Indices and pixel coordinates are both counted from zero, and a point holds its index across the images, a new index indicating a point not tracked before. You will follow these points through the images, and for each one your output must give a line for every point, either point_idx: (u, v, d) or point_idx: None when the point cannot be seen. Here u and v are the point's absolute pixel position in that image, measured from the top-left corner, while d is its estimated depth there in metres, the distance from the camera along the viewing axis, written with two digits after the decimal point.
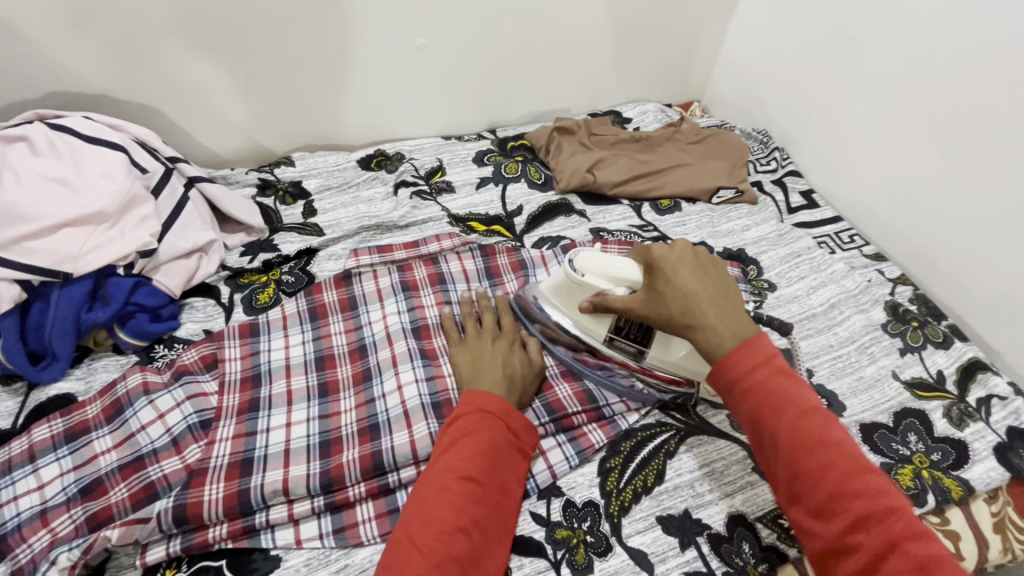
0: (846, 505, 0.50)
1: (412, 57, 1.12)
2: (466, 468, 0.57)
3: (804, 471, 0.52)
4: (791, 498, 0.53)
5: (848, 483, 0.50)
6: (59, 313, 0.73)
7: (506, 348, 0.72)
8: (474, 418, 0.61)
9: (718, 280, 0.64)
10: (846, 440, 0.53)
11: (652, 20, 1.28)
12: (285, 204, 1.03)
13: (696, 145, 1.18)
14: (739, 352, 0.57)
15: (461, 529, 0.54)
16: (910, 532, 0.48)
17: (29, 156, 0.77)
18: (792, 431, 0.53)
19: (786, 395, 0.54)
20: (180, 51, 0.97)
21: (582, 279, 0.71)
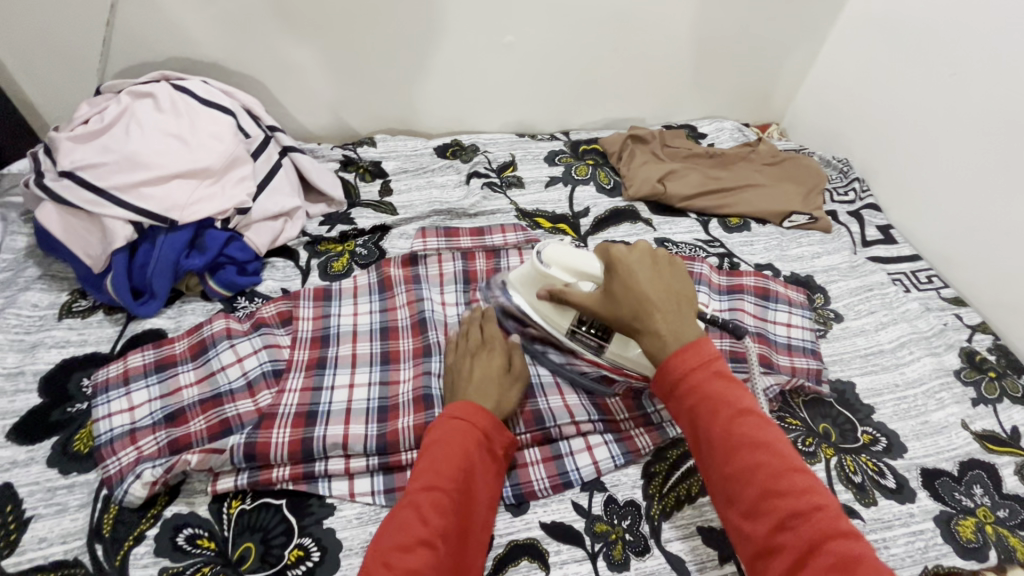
0: (775, 505, 0.48)
1: (498, 53, 1.16)
2: (429, 479, 0.55)
3: (734, 471, 0.51)
4: (727, 500, 0.51)
5: (778, 482, 0.49)
6: (162, 254, 0.80)
7: (485, 358, 0.70)
8: (447, 426, 0.60)
9: (675, 284, 0.62)
10: (779, 442, 0.52)
11: (738, 38, 1.27)
12: (364, 181, 1.09)
13: (771, 167, 1.17)
14: (681, 351, 0.56)
15: (426, 542, 0.51)
16: (833, 531, 0.46)
17: (152, 111, 0.85)
18: (724, 431, 0.52)
19: (723, 397, 0.54)
20: (288, 28, 1.03)
21: (548, 271, 0.70)
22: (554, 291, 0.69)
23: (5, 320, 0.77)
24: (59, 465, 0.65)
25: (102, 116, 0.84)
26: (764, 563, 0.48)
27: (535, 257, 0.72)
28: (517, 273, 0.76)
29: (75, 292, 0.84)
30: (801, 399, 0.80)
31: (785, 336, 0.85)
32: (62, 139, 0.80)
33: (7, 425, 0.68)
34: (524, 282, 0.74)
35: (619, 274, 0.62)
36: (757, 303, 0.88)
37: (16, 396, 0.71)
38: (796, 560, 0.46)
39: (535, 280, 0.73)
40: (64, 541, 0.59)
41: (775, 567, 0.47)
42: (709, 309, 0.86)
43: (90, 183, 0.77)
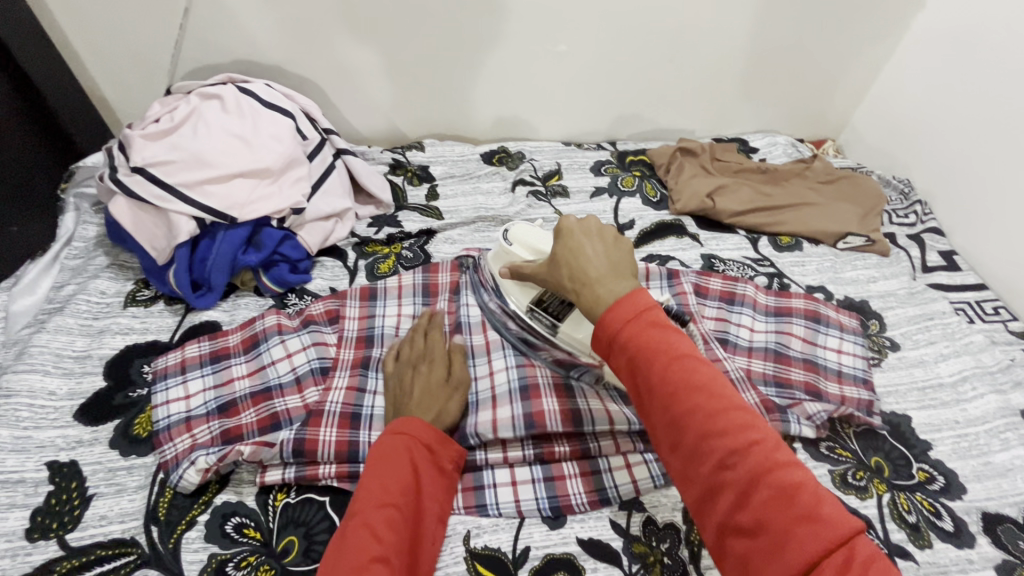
0: (714, 446, 0.44)
1: (550, 62, 1.16)
2: (380, 496, 0.55)
3: (674, 417, 0.46)
4: (670, 446, 0.47)
5: (718, 424, 0.44)
6: (221, 250, 0.83)
7: (426, 371, 0.69)
8: (388, 443, 0.59)
9: (626, 250, 0.59)
10: (720, 380, 0.47)
11: (797, 52, 1.24)
12: (412, 184, 1.11)
13: (826, 186, 1.13)
14: (611, 308, 0.51)
15: (380, 558, 0.50)
16: (773, 463, 0.42)
17: (219, 113, 0.88)
18: (662, 378, 0.47)
19: (657, 343, 0.48)
20: (348, 34, 1.06)
21: (510, 249, 0.72)
22: (514, 266, 0.70)
23: (76, 306, 0.82)
24: (120, 447, 0.69)
25: (173, 116, 0.88)
26: (709, 505, 0.44)
27: (501, 236, 0.74)
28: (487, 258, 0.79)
29: (139, 282, 0.88)
30: (851, 429, 0.77)
31: (835, 362, 0.82)
32: (136, 137, 0.84)
33: (75, 406, 0.72)
34: (493, 263, 0.76)
35: (567, 246, 0.59)
36: (807, 326, 0.85)
37: (84, 379, 0.75)
38: (737, 496, 0.42)
39: (499, 258, 0.75)
40: (123, 520, 0.62)
41: (721, 506, 0.43)
42: (753, 331, 0.85)
43: (159, 179, 0.81)
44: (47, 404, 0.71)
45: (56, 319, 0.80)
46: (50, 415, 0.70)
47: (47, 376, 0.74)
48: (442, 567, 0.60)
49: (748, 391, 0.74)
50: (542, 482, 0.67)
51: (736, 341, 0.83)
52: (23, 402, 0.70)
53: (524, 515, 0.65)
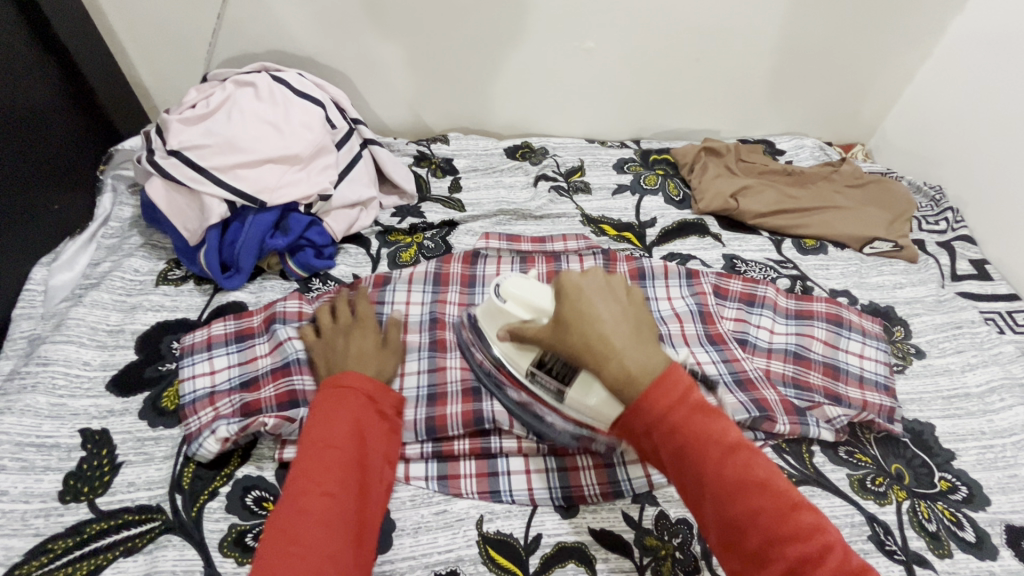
0: (781, 552, 0.44)
1: (577, 59, 1.16)
2: (320, 443, 0.55)
3: (733, 517, 0.46)
4: (725, 545, 0.47)
5: (782, 526, 0.45)
6: (250, 233, 0.85)
7: (359, 337, 0.70)
8: (330, 395, 0.59)
9: (636, 311, 0.59)
10: (773, 476, 0.48)
11: (829, 53, 1.22)
12: (435, 176, 1.12)
13: (854, 190, 1.11)
14: (651, 391, 0.50)
15: (328, 494, 0.52)
16: (843, 567, 0.43)
17: (252, 99, 0.91)
18: (722, 477, 0.47)
19: (710, 437, 0.48)
20: (379, 27, 1.08)
21: (505, 307, 0.66)
22: (513, 328, 0.65)
23: (111, 282, 0.85)
24: (148, 417, 0.71)
25: (208, 102, 0.90)
26: None
27: (494, 291, 0.68)
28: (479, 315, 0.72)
29: (170, 262, 0.91)
30: (872, 435, 0.76)
31: (857, 366, 0.81)
32: (173, 121, 0.87)
33: (107, 377, 0.75)
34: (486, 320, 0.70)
35: (576, 308, 0.57)
36: (828, 329, 0.84)
37: (117, 351, 0.78)
38: None
39: (493, 316, 0.69)
40: (149, 487, 0.65)
41: None
42: (773, 333, 0.84)
43: (194, 163, 0.84)
44: (82, 374, 0.74)
45: (93, 293, 0.83)
46: (84, 385, 0.73)
47: (82, 347, 0.77)
48: (455, 550, 0.61)
49: (766, 388, 0.75)
50: (556, 472, 0.68)
51: (755, 342, 0.83)
52: (60, 371, 0.73)
53: (537, 503, 0.65)
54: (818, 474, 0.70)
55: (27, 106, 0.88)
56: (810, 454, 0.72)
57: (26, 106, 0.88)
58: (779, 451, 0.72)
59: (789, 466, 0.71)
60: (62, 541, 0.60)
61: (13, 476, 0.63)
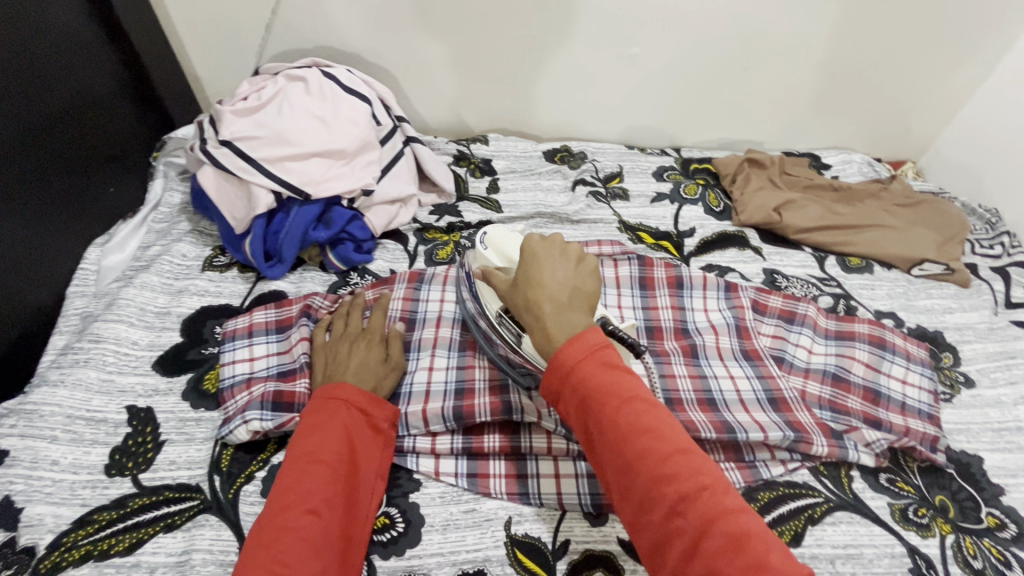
0: (662, 493, 0.43)
1: (623, 65, 1.16)
2: (314, 452, 0.58)
3: (625, 460, 0.45)
4: (621, 493, 0.46)
5: (665, 467, 0.44)
6: (294, 225, 0.87)
7: (364, 349, 0.71)
8: (322, 407, 0.62)
9: (585, 283, 0.58)
10: (673, 425, 0.47)
11: (882, 67, 1.18)
12: (474, 176, 1.13)
13: (903, 209, 1.07)
14: (564, 346, 0.51)
15: (312, 509, 0.54)
16: (721, 511, 0.41)
17: (302, 93, 0.93)
18: (614, 418, 0.46)
19: (609, 384, 0.48)
20: (426, 27, 1.09)
21: (485, 253, 0.68)
22: (485, 270, 0.65)
23: (161, 265, 0.88)
24: (191, 399, 0.73)
25: (260, 95, 0.93)
26: (660, 554, 0.43)
27: (479, 240, 0.70)
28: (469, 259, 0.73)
29: (216, 249, 0.94)
30: (915, 463, 0.73)
31: (900, 393, 0.78)
32: (226, 112, 0.89)
33: (154, 357, 0.77)
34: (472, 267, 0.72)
35: (524, 274, 0.59)
36: (870, 352, 0.81)
37: (163, 333, 0.80)
38: (687, 546, 0.41)
39: (475, 263, 0.70)
40: (189, 467, 0.67)
41: (672, 555, 0.42)
42: (811, 352, 0.82)
43: (244, 153, 0.86)
44: (130, 352, 0.77)
45: (143, 275, 0.86)
46: (132, 363, 0.76)
47: (131, 327, 0.79)
48: (483, 550, 0.62)
49: (801, 410, 0.73)
50: (586, 479, 0.67)
51: (792, 361, 0.81)
52: (110, 349, 0.76)
53: (565, 509, 0.65)
54: (856, 500, 0.68)
55: (90, 92, 0.92)
56: (849, 479, 0.70)
57: (90, 93, 0.92)
58: (816, 474, 0.70)
59: (826, 489, 0.69)
60: (107, 514, 0.62)
61: (64, 448, 0.66)
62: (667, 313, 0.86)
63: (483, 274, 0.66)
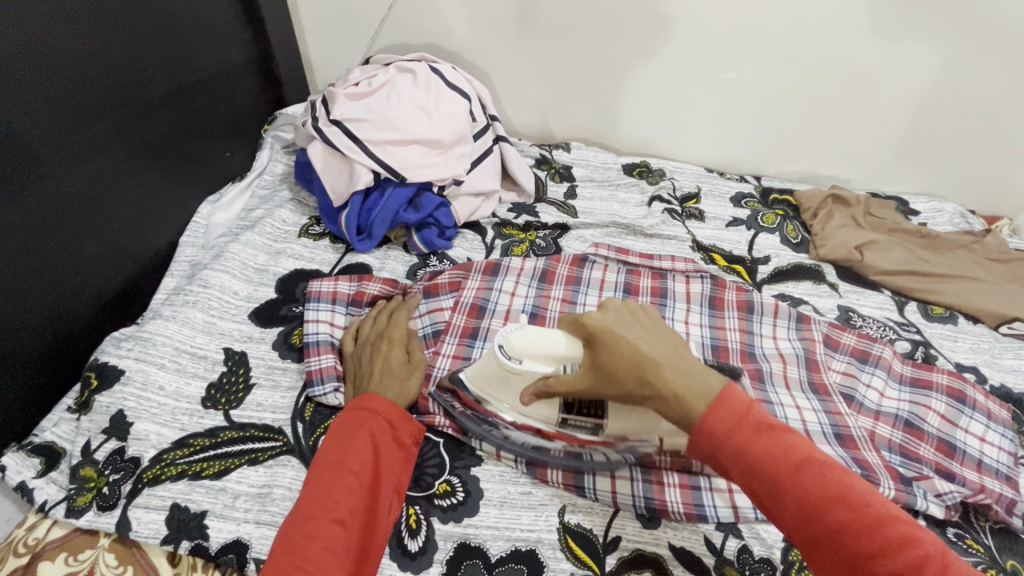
0: (880, 566, 0.44)
1: (715, 88, 1.17)
2: (343, 463, 0.59)
3: (820, 535, 0.46)
4: (820, 562, 0.47)
5: (864, 538, 0.45)
6: (387, 205, 0.93)
7: (385, 352, 0.72)
8: (352, 417, 0.63)
9: (662, 334, 0.59)
10: (850, 483, 0.48)
11: (990, 118, 1.13)
12: (553, 181, 1.16)
13: (997, 264, 1.02)
14: (710, 414, 0.51)
15: (337, 520, 0.55)
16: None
17: (410, 84, 0.99)
18: (799, 495, 0.47)
19: (775, 454, 0.48)
20: (529, 33, 1.14)
21: (522, 368, 0.62)
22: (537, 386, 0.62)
23: (264, 226, 0.96)
24: (280, 349, 0.79)
25: (371, 82, 1.00)
26: None
27: (500, 350, 0.63)
28: (475, 373, 0.68)
29: (312, 219, 1.01)
30: (988, 523, 0.71)
31: (977, 449, 0.75)
32: (340, 94, 0.96)
33: (251, 308, 0.84)
34: (495, 381, 0.66)
35: (617, 351, 0.56)
36: (948, 404, 0.79)
37: (260, 288, 0.87)
38: None
39: (506, 378, 0.64)
40: (274, 411, 0.72)
41: None
42: (883, 396, 0.80)
43: (352, 133, 0.93)
44: (232, 301, 0.84)
45: (247, 234, 0.93)
46: (233, 311, 0.83)
47: (233, 279, 0.87)
48: (536, 531, 0.64)
49: (869, 450, 0.72)
50: (641, 482, 0.67)
51: (862, 401, 0.79)
52: (215, 295, 0.84)
53: (619, 507, 0.66)
54: None
55: (223, 64, 1.02)
56: None
57: (222, 65, 1.02)
58: None
59: None
60: (201, 440, 0.68)
61: (169, 376, 0.73)
62: (735, 335, 0.85)
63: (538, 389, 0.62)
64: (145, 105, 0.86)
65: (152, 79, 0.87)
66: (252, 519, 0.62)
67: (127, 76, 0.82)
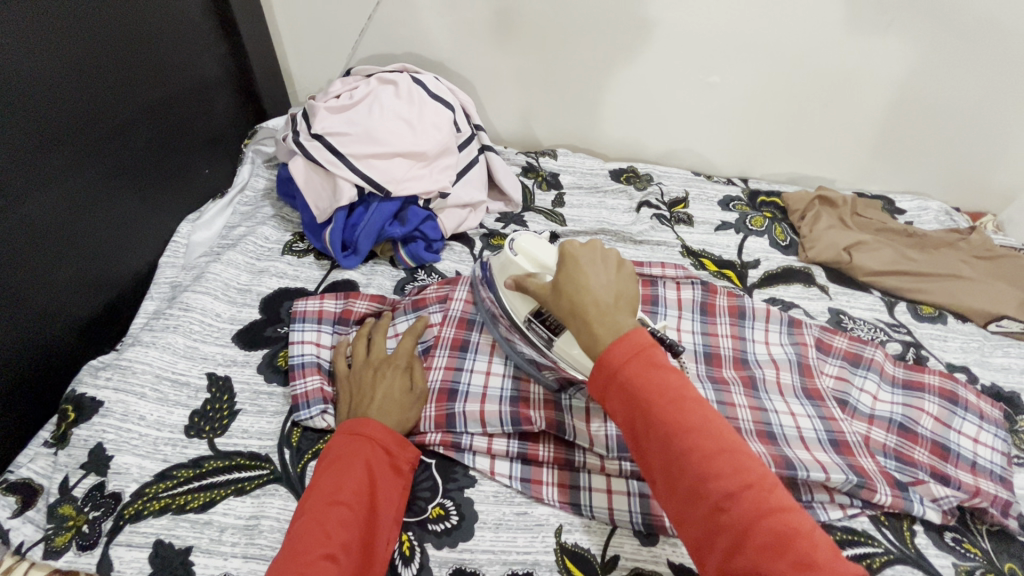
0: (711, 489, 0.44)
1: (700, 92, 1.17)
2: (335, 493, 0.57)
3: (670, 458, 0.46)
4: (668, 487, 0.46)
5: (710, 465, 0.45)
6: (373, 219, 0.91)
7: (388, 378, 0.70)
8: (346, 443, 0.62)
9: (621, 284, 0.57)
10: (718, 421, 0.47)
11: (971, 116, 1.14)
12: (541, 188, 1.15)
13: (983, 262, 1.03)
14: (612, 347, 0.50)
15: (329, 554, 0.52)
16: (763, 510, 0.42)
17: (392, 96, 0.98)
18: (663, 421, 0.46)
19: (653, 385, 0.48)
20: (511, 41, 1.13)
21: (514, 259, 0.67)
22: (516, 279, 0.65)
23: (246, 245, 0.94)
24: (265, 372, 0.77)
25: (352, 94, 0.98)
26: (706, 547, 0.44)
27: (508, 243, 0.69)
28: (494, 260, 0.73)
29: (296, 235, 0.99)
30: (983, 526, 0.72)
31: (971, 451, 0.75)
32: (320, 108, 0.95)
33: (234, 330, 0.82)
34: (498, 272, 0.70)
35: (569, 274, 0.57)
36: (941, 406, 0.78)
37: (244, 309, 0.85)
38: (733, 544, 0.42)
39: (503, 269, 0.70)
40: (261, 438, 0.70)
41: (717, 551, 0.43)
42: (877, 399, 0.79)
43: (334, 148, 0.91)
44: (214, 324, 0.82)
45: (229, 253, 0.91)
46: (215, 333, 0.81)
47: (215, 300, 0.85)
48: (534, 554, 0.63)
49: (865, 456, 0.71)
50: (637, 497, 0.66)
51: (856, 405, 0.79)
52: (197, 318, 0.81)
53: (616, 525, 0.65)
54: (917, 554, 0.67)
55: (200, 79, 0.99)
56: (911, 533, 0.69)
57: (199, 79, 0.99)
58: (877, 524, 0.69)
59: (888, 541, 0.67)
60: (184, 471, 0.66)
61: (150, 405, 0.71)
62: (727, 341, 0.85)
63: (515, 283, 0.65)
64: (120, 125, 0.84)
65: (125, 96, 0.84)
66: (240, 553, 0.60)
67: (99, 94, 0.80)
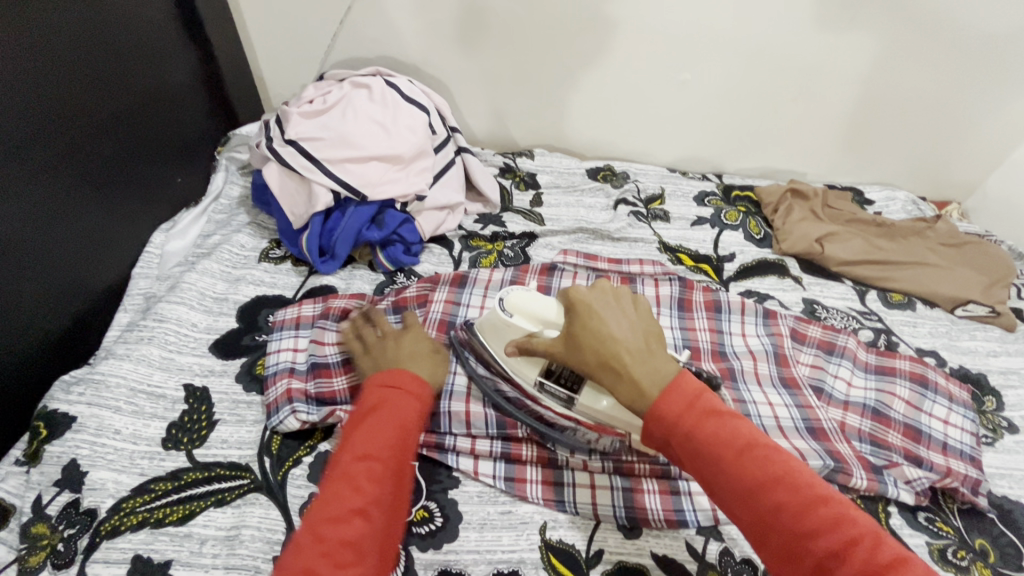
0: (810, 547, 0.44)
1: (672, 89, 1.18)
2: (368, 445, 0.53)
3: (755, 517, 0.46)
4: (758, 544, 0.46)
5: (803, 520, 0.44)
6: (349, 223, 0.91)
7: (411, 344, 0.69)
8: (380, 392, 0.58)
9: (644, 325, 0.59)
10: (794, 467, 0.47)
11: (933, 108, 1.18)
12: (518, 189, 1.16)
13: (949, 249, 1.06)
14: (660, 401, 0.51)
15: (360, 510, 0.49)
16: (871, 562, 0.42)
17: (365, 100, 0.97)
18: (739, 478, 0.47)
19: (717, 439, 0.48)
20: (485, 42, 1.14)
21: (511, 321, 0.66)
22: (521, 343, 0.65)
23: (221, 253, 0.92)
24: (243, 381, 0.77)
25: (325, 99, 0.97)
26: None
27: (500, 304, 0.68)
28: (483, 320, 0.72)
29: (272, 242, 0.98)
30: (955, 505, 0.74)
31: (941, 433, 0.77)
32: (293, 113, 0.94)
33: (211, 339, 0.81)
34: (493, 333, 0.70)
35: (589, 325, 0.58)
36: (912, 389, 0.81)
37: (220, 318, 0.84)
38: None
39: (501, 331, 0.69)
40: (240, 447, 0.69)
41: None
42: (851, 385, 0.81)
43: (309, 153, 0.90)
44: (190, 334, 0.81)
45: (204, 262, 0.90)
46: (191, 344, 0.80)
47: (191, 310, 0.83)
48: (519, 552, 0.63)
49: (840, 442, 0.73)
50: (620, 491, 0.67)
51: (831, 392, 0.81)
52: (172, 329, 0.80)
53: (600, 519, 0.65)
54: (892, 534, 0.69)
55: (169, 87, 0.98)
56: (886, 515, 0.70)
57: (168, 87, 0.98)
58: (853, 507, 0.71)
59: None
60: (162, 484, 0.65)
61: (126, 419, 0.70)
62: (704, 334, 0.86)
63: (521, 346, 0.65)
64: (87, 135, 0.83)
65: (92, 106, 0.83)
66: (221, 564, 0.59)
67: (65, 104, 0.78)
